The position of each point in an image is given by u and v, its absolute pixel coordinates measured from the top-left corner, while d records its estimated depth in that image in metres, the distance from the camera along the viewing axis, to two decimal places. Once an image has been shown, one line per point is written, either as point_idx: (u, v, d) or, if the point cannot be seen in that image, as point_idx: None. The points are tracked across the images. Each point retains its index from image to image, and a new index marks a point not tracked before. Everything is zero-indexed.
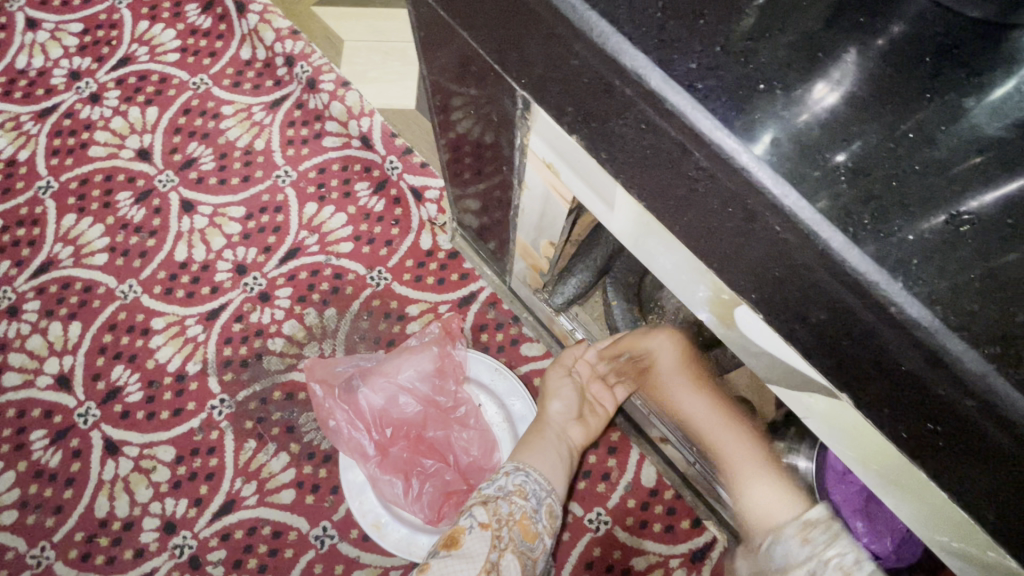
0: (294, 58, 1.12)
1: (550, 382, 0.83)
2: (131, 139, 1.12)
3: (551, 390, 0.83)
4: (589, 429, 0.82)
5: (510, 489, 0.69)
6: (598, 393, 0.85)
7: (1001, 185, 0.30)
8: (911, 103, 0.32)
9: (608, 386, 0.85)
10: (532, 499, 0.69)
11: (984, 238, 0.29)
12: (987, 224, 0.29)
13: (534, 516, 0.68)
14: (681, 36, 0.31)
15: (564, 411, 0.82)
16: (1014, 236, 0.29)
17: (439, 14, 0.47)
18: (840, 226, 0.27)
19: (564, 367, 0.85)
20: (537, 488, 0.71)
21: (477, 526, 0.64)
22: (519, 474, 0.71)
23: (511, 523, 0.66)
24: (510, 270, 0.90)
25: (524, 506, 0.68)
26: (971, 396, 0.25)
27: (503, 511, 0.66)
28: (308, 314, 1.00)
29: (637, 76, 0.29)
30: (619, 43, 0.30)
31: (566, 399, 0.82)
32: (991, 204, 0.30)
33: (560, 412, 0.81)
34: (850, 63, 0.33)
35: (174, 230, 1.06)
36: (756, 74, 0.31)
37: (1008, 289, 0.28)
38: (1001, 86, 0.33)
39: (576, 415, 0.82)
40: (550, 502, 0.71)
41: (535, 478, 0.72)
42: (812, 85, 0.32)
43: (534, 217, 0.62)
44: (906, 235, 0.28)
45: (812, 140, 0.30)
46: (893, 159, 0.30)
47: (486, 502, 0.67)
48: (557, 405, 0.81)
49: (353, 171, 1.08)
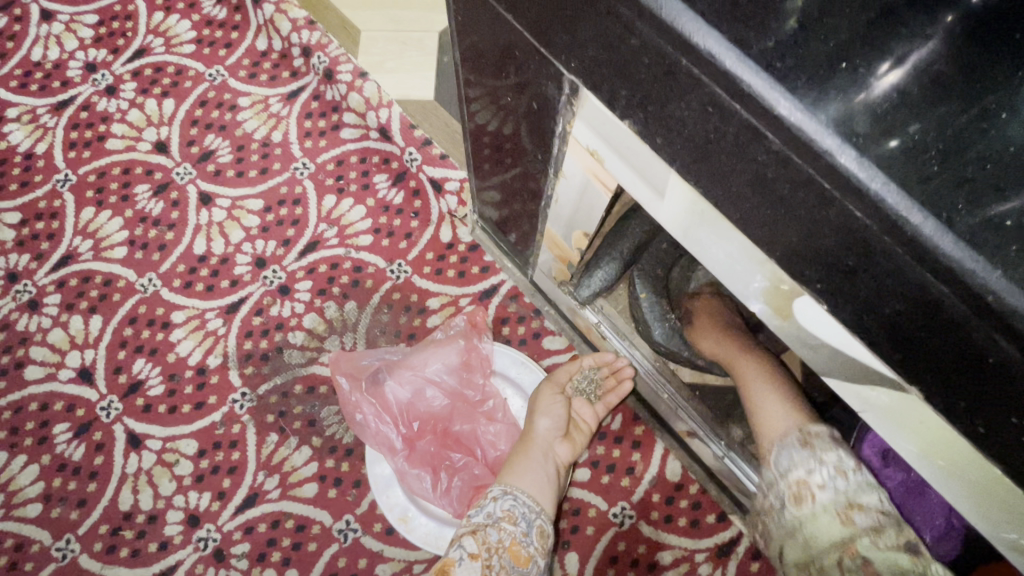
0: (311, 49, 1.11)
1: (542, 399, 0.84)
2: (149, 132, 1.11)
3: (540, 407, 0.83)
4: (575, 445, 0.84)
5: (499, 515, 0.72)
6: (579, 408, 0.87)
7: None
8: (996, 81, 0.31)
9: (589, 401, 0.87)
10: (522, 523, 0.72)
11: None
12: None
13: (524, 540, 0.71)
14: (756, 13, 0.30)
15: (552, 428, 0.82)
16: None
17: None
18: (932, 211, 0.26)
19: (557, 384, 0.87)
20: (525, 511, 0.73)
21: (466, 557, 0.67)
22: (507, 499, 0.74)
23: (501, 551, 0.69)
24: (533, 262, 0.88)
25: (513, 532, 0.71)
26: None
27: (492, 539, 0.70)
28: (329, 308, 1.00)
29: (709, 56, 0.28)
30: (689, 20, 0.28)
31: (554, 416, 0.83)
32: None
33: (549, 429, 0.82)
34: (933, 41, 0.32)
35: (193, 223, 1.05)
36: (836, 52, 0.30)
37: None
38: None
39: (562, 433, 0.83)
40: (540, 523, 0.74)
41: (524, 501, 0.74)
42: (891, 65, 0.31)
43: (569, 209, 0.61)
44: (1002, 220, 0.27)
45: (894, 120, 0.29)
46: (982, 139, 0.29)
47: (475, 530, 0.70)
48: (546, 422, 0.82)
49: (372, 163, 1.07)
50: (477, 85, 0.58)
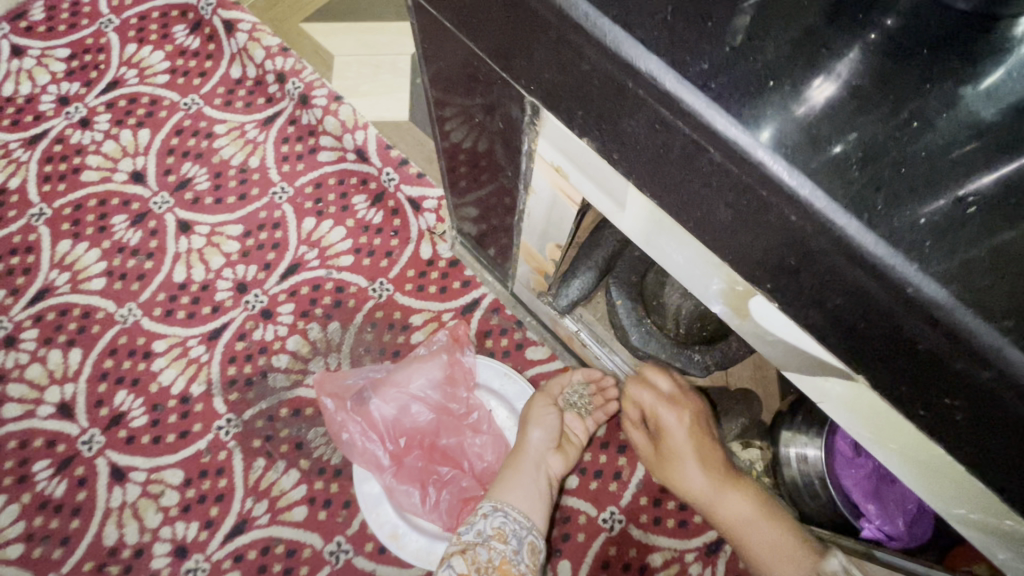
0: (285, 75, 1.13)
1: (534, 410, 0.85)
2: (125, 163, 1.11)
3: (533, 417, 0.84)
4: (567, 458, 0.85)
5: (489, 534, 0.73)
6: (571, 422, 0.88)
7: (999, 166, 0.32)
8: (910, 93, 0.34)
9: (580, 417, 0.88)
10: (512, 541, 0.73)
11: (990, 217, 0.31)
12: (990, 202, 0.31)
13: (515, 558, 0.72)
14: (690, 38, 0.32)
15: (543, 439, 0.83)
16: (1016, 214, 0.31)
17: (443, 23, 0.47)
18: (854, 213, 0.28)
19: (550, 396, 0.88)
20: (516, 528, 0.74)
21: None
22: (497, 516, 0.74)
23: (491, 570, 0.69)
24: (512, 275, 0.90)
25: (503, 551, 0.72)
26: (987, 367, 0.27)
27: (482, 558, 0.70)
28: (312, 329, 1.00)
29: (651, 79, 0.31)
30: (632, 48, 0.31)
31: (547, 427, 0.84)
32: (993, 187, 0.32)
33: (541, 441, 0.83)
34: (853, 58, 0.35)
35: (172, 251, 1.06)
36: (765, 71, 0.33)
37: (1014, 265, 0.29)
38: (990, 74, 0.35)
39: (554, 445, 0.84)
40: (531, 539, 0.75)
41: (514, 518, 0.75)
42: (820, 80, 0.34)
43: (540, 221, 0.63)
44: (917, 219, 0.29)
45: (821, 130, 0.32)
46: (899, 146, 0.32)
47: (465, 550, 0.70)
48: (538, 434, 0.83)
49: (350, 184, 1.09)
50: (449, 105, 0.60)
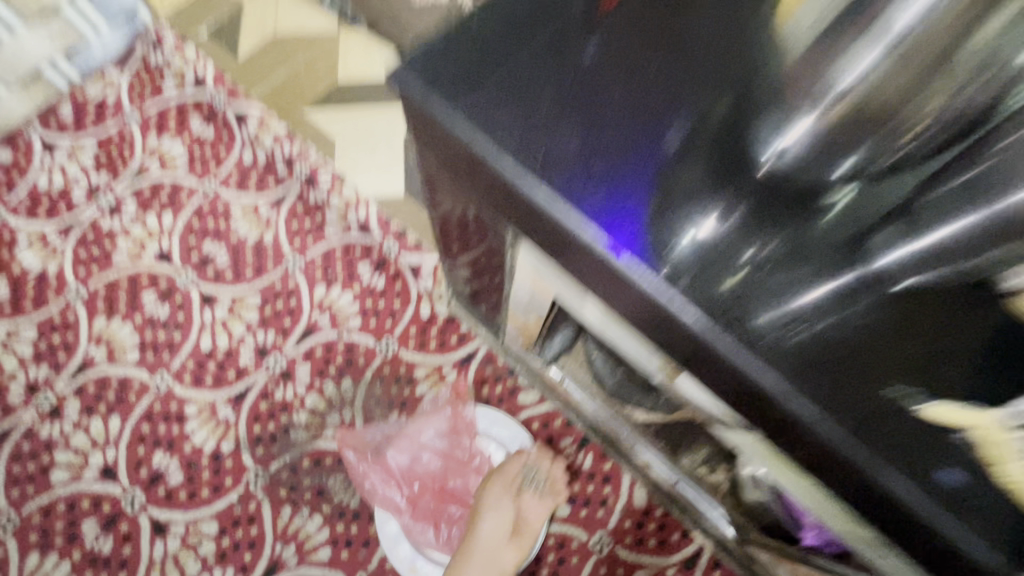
0: (292, 159, 1.29)
1: (490, 499, 0.96)
2: (151, 244, 1.25)
3: (488, 505, 0.95)
4: (520, 545, 0.95)
5: None
6: (527, 506, 0.98)
7: (838, 277, 0.45)
8: (777, 222, 0.47)
9: (537, 499, 0.99)
10: None
11: (828, 317, 0.44)
12: (829, 306, 0.44)
13: None
14: (616, 202, 0.47)
15: (495, 529, 0.94)
16: (847, 313, 0.44)
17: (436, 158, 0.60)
18: (725, 331, 0.44)
19: (508, 480, 0.98)
20: None
21: None
22: None
23: None
24: (503, 330, 1.04)
25: None
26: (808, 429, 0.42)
27: None
28: (327, 386, 1.13)
29: (589, 244, 0.46)
30: (576, 223, 0.46)
31: (499, 516, 0.94)
32: (834, 292, 0.45)
33: (491, 531, 0.93)
34: (737, 195, 0.47)
35: (198, 322, 1.18)
36: (672, 217, 0.47)
37: (839, 355, 0.43)
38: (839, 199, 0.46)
39: (507, 532, 0.94)
40: None
41: None
42: (709, 215, 0.47)
43: (524, 300, 0.79)
44: (771, 329, 0.44)
45: (710, 263, 0.46)
46: (767, 267, 0.46)
47: None
48: (489, 524, 0.93)
49: (355, 253, 1.22)
50: (441, 192, 0.72)
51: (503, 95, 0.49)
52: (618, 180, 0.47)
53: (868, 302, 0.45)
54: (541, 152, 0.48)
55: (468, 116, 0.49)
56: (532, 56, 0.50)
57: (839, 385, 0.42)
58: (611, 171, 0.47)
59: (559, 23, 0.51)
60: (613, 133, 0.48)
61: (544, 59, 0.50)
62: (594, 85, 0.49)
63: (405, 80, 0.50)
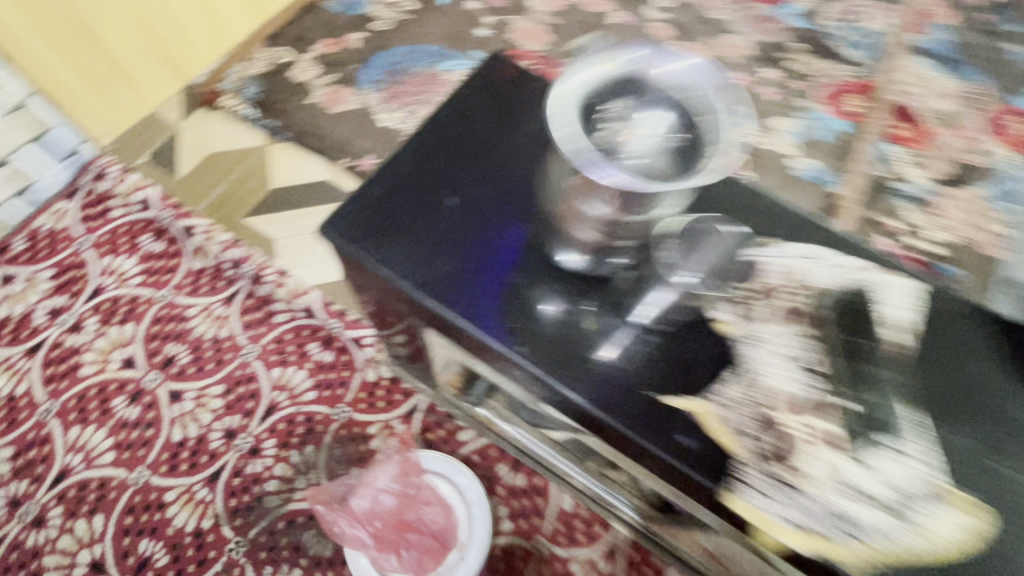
0: (240, 261, 1.50)
1: None
2: (115, 353, 1.39)
3: None
4: None
5: None
6: None
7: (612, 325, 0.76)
8: (577, 297, 0.78)
9: None
10: None
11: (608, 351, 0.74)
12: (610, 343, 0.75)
13: None
14: (474, 299, 0.77)
15: None
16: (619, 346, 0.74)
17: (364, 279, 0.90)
18: (546, 368, 0.73)
19: None
20: None
21: None
22: None
23: None
24: (438, 382, 1.29)
25: None
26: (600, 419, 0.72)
27: None
28: (292, 455, 1.31)
29: (460, 326, 0.76)
30: (451, 316, 0.76)
31: None
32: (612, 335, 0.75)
33: None
34: (550, 284, 0.78)
35: (167, 417, 1.34)
36: (510, 303, 0.77)
37: (613, 373, 0.73)
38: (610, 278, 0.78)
39: None
40: None
41: None
42: (538, 297, 0.77)
43: (445, 357, 1.09)
44: (573, 363, 0.73)
45: (536, 329, 0.75)
46: (571, 325, 0.76)
47: None
48: None
49: (304, 335, 1.42)
50: (373, 296, 1.03)
51: (398, 243, 0.80)
52: (469, 287, 0.78)
53: (635, 336, 0.75)
54: (425, 272, 0.79)
55: (377, 258, 0.79)
56: (414, 208, 0.83)
57: (614, 391, 0.72)
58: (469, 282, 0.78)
59: (428, 188, 0.84)
60: (464, 256, 0.80)
61: (421, 214, 0.82)
62: (454, 225, 0.82)
63: (334, 240, 0.81)
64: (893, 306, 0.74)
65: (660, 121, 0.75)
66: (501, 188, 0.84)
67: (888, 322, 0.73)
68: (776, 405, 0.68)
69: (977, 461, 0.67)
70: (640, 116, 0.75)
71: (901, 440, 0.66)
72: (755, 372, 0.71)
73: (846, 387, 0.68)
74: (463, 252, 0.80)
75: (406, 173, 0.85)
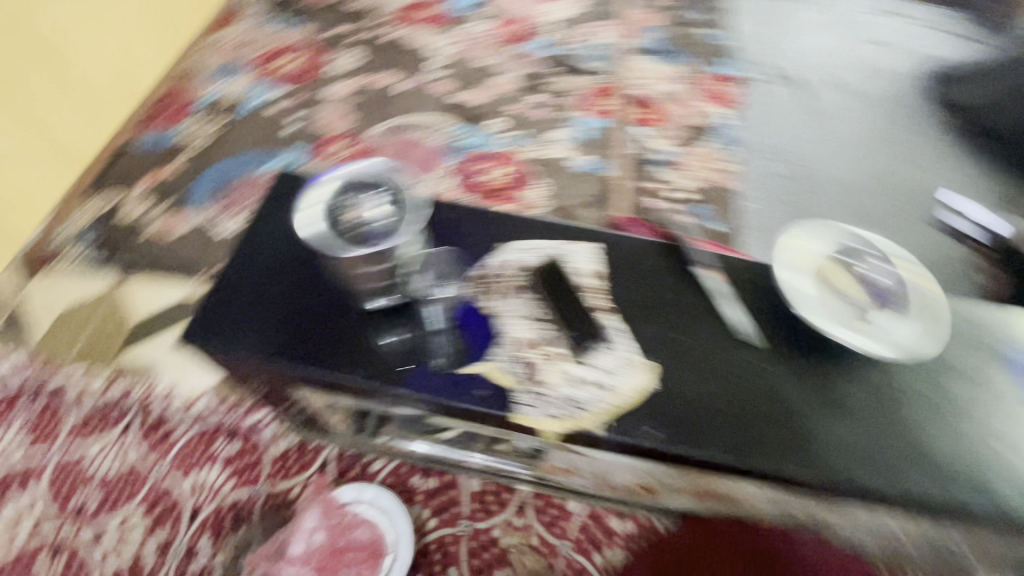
0: (125, 395, 1.62)
1: None
2: (23, 522, 1.46)
3: None
4: None
5: None
6: None
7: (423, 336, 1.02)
8: (394, 325, 1.03)
9: None
10: None
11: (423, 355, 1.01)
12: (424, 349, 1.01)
13: None
14: (314, 352, 1.01)
15: None
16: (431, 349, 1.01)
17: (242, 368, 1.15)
18: (381, 382, 0.98)
19: None
20: None
21: None
22: None
23: None
24: (337, 430, 1.54)
25: None
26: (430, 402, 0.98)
27: None
28: (227, 541, 1.44)
29: (311, 373, 1.00)
30: (300, 368, 1.00)
31: None
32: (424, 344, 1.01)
33: None
34: (372, 322, 1.04)
35: (94, 557, 1.41)
36: (344, 345, 1.02)
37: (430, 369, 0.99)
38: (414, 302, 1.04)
39: None
40: None
41: None
42: (369, 335, 1.02)
43: (331, 406, 1.36)
44: (401, 372, 0.99)
45: (367, 358, 1.00)
46: (393, 347, 1.01)
47: None
48: None
49: (206, 437, 1.57)
50: (260, 383, 1.30)
51: (250, 331, 1.04)
52: (305, 342, 1.03)
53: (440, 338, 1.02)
54: (275, 345, 1.03)
55: (236, 348, 1.03)
56: (255, 303, 1.08)
57: (431, 380, 0.98)
58: (309, 340, 1.03)
59: (265, 285, 1.10)
60: (296, 324, 1.05)
61: (254, 305, 1.07)
62: (285, 303, 1.07)
63: (195, 344, 1.04)
64: (580, 263, 1.12)
65: (377, 194, 0.95)
66: (312, 267, 1.12)
67: (575, 273, 1.10)
68: (524, 351, 1.01)
69: (665, 339, 1.04)
70: (362, 199, 0.94)
71: (610, 342, 1.03)
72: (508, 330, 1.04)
73: (565, 322, 1.04)
74: (295, 319, 1.05)
75: (244, 280, 1.11)
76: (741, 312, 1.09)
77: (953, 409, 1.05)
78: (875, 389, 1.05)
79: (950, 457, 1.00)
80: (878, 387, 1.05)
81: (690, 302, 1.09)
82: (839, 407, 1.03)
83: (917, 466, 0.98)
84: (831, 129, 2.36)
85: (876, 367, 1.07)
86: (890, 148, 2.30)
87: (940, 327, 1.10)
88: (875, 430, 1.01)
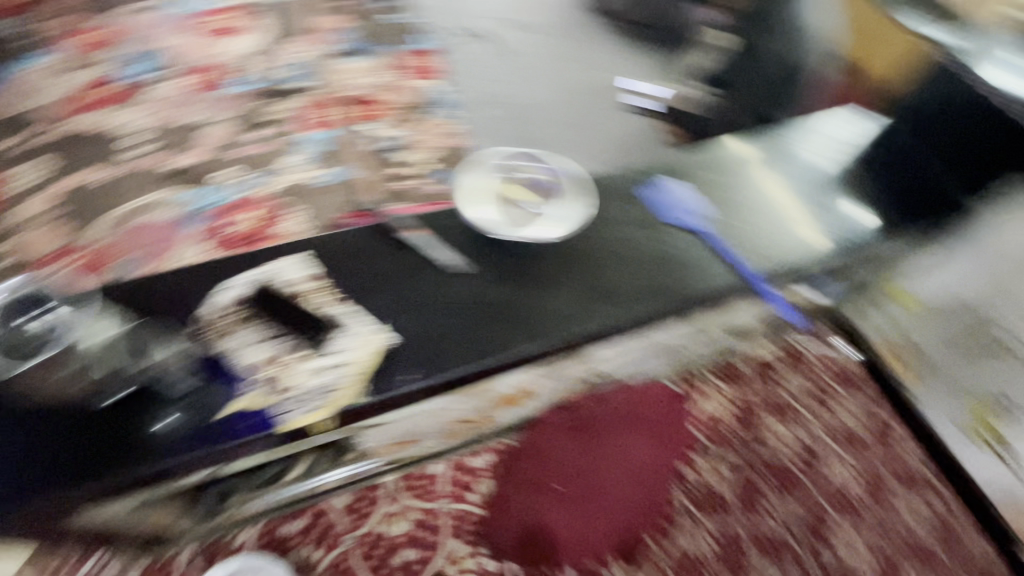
0: None
1: None
2: None
3: None
4: None
5: None
6: None
7: (195, 399, 1.11)
8: (161, 405, 1.10)
9: None
10: None
11: (202, 414, 1.10)
12: (201, 410, 1.10)
13: None
14: (92, 468, 1.04)
15: None
16: (205, 408, 1.10)
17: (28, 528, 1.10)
18: (172, 456, 1.06)
19: None
20: None
21: None
22: None
23: None
24: (178, 530, 1.52)
25: None
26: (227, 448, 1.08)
27: None
28: None
29: (99, 486, 1.03)
30: (86, 489, 1.02)
31: None
32: (196, 406, 1.10)
33: None
34: (141, 412, 1.09)
35: None
36: (120, 447, 1.05)
37: (213, 423, 1.09)
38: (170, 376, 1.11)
39: None
40: None
41: None
42: (143, 425, 1.08)
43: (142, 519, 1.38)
44: (188, 438, 1.07)
45: (150, 444, 1.06)
46: (169, 425, 1.08)
47: None
48: None
49: None
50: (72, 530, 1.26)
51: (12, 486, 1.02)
52: (70, 468, 1.04)
53: (209, 392, 1.11)
54: (47, 484, 1.02)
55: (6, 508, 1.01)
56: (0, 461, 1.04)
57: (220, 429, 1.08)
58: (82, 461, 1.04)
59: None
60: (49, 459, 1.05)
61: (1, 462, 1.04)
62: (35, 443, 1.05)
63: None
64: (290, 275, 1.23)
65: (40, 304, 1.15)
66: (39, 402, 1.09)
67: (287, 286, 1.20)
68: (268, 370, 1.11)
69: (387, 299, 1.23)
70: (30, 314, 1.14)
71: (346, 326, 1.18)
72: (242, 357, 1.13)
73: (301, 325, 1.17)
74: (33, 460, 1.04)
75: None
76: (443, 249, 1.32)
77: (613, 247, 1.39)
78: (556, 259, 1.35)
79: (616, 283, 1.34)
80: (557, 256, 1.35)
81: (399, 262, 1.29)
82: (535, 283, 1.30)
83: (597, 299, 1.31)
84: (527, 67, 2.63)
85: (553, 244, 1.37)
86: (576, 62, 2.62)
87: (588, 199, 1.42)
88: (563, 288, 1.31)
